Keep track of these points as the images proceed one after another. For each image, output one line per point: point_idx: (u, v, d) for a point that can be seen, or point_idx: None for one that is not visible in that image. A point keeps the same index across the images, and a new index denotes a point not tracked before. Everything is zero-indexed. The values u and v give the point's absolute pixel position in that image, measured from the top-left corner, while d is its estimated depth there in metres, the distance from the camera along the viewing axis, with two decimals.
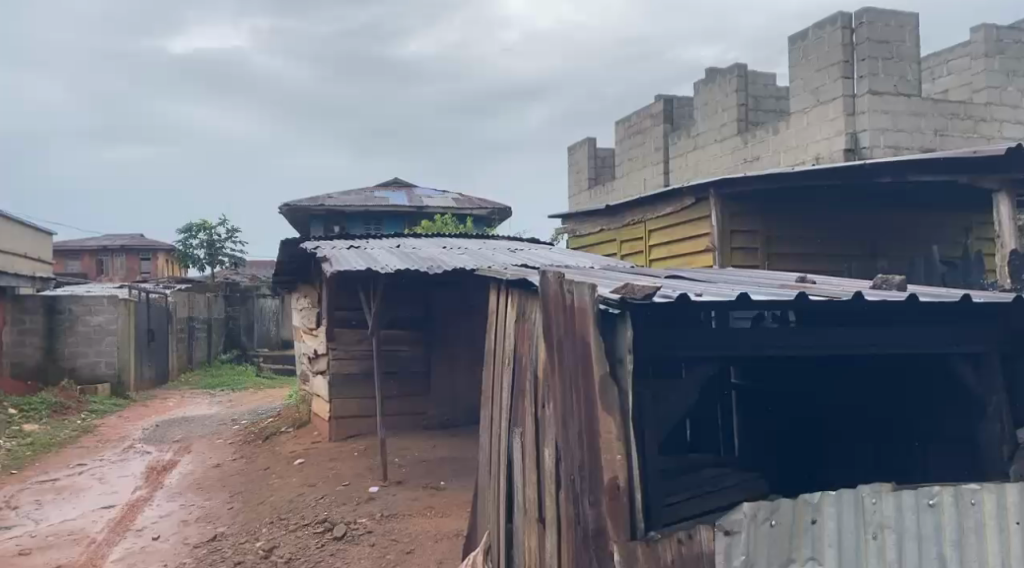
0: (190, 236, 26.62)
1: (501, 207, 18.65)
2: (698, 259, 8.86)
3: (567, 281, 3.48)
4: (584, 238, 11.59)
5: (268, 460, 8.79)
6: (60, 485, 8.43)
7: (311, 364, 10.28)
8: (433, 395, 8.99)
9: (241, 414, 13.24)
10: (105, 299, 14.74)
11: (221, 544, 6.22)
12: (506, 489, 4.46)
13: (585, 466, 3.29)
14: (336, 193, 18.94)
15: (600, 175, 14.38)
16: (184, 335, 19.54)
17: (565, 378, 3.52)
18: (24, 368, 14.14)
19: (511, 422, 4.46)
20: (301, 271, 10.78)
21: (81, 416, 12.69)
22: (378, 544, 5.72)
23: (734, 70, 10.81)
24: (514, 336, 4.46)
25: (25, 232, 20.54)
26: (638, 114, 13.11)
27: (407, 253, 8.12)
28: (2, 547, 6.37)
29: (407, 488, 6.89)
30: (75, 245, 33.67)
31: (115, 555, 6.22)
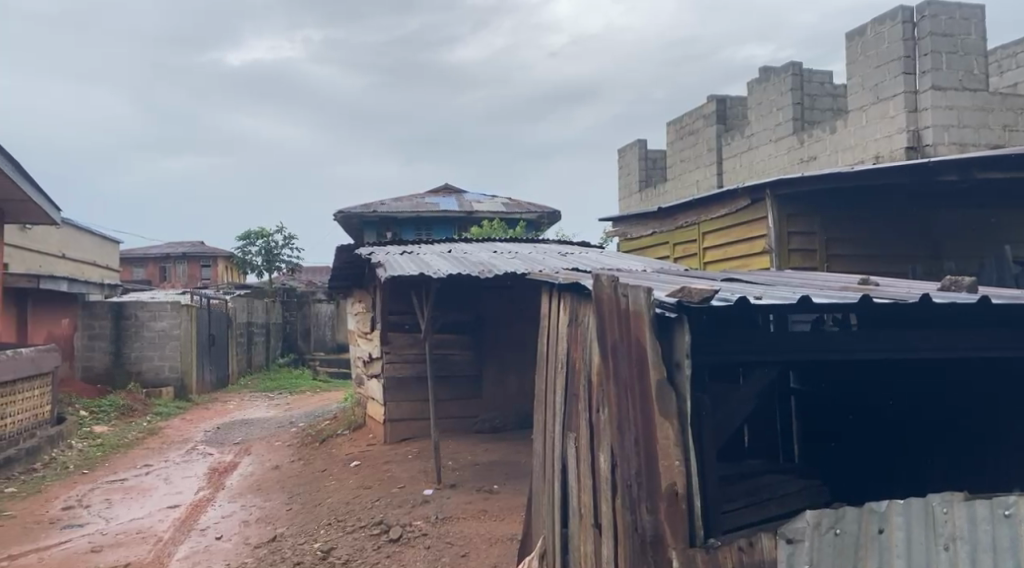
0: (248, 243, 27.30)
1: (550, 212, 18.67)
2: (755, 262, 8.71)
3: (621, 284, 3.45)
4: (635, 241, 11.50)
5: (325, 462, 8.95)
6: (128, 485, 8.72)
7: (365, 368, 10.40)
8: (484, 398, 9.03)
9: (297, 417, 13.50)
10: (168, 305, 15.21)
11: (281, 545, 6.34)
12: (561, 494, 4.45)
13: (642, 472, 3.26)
14: (389, 200, 19.19)
15: (651, 178, 14.27)
16: (243, 340, 20.04)
17: (621, 384, 3.49)
18: (93, 372, 14.68)
19: (565, 425, 4.44)
20: (354, 277, 10.97)
21: (147, 419, 13.13)
22: (434, 547, 5.76)
23: (789, 69, 10.62)
24: (567, 340, 4.44)
25: (93, 241, 21.36)
26: (690, 115, 12.97)
27: (460, 258, 8.18)
28: (75, 544, 6.61)
29: (461, 491, 6.93)
30: (139, 253, 34.87)
31: (181, 553, 6.39)
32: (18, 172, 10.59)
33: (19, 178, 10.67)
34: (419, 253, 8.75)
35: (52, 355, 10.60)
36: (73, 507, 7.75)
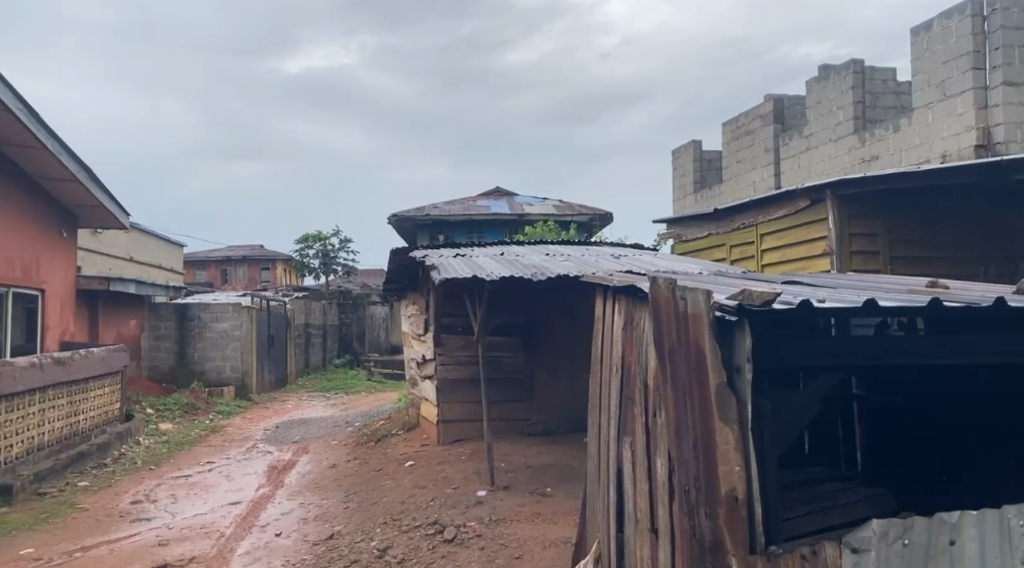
0: (305, 246, 27.86)
1: (603, 214, 18.58)
2: (815, 265, 8.52)
3: (679, 287, 3.43)
4: (690, 244, 11.33)
5: (381, 461, 9.07)
6: (192, 481, 8.98)
7: (419, 369, 10.50)
8: (536, 402, 9.03)
9: (353, 417, 13.69)
10: (229, 307, 15.62)
11: (338, 542, 6.44)
12: (617, 499, 4.41)
13: (700, 477, 3.22)
14: (441, 203, 19.36)
15: (706, 179, 14.08)
16: (301, 341, 20.46)
17: (678, 388, 3.46)
18: (159, 371, 15.18)
19: (620, 430, 4.40)
20: (408, 280, 11.10)
21: (210, 417, 13.50)
22: (488, 548, 5.78)
23: (850, 67, 10.37)
24: (622, 343, 4.41)
25: (159, 244, 22.10)
26: (746, 115, 12.76)
27: (512, 261, 8.17)
28: (143, 537, 6.83)
29: (515, 493, 6.94)
30: (203, 256, 35.94)
31: (243, 549, 6.54)
32: (91, 179, 11.01)
33: (92, 185, 11.12)
34: (471, 255, 8.78)
35: (121, 354, 11.00)
36: (141, 502, 8.00)
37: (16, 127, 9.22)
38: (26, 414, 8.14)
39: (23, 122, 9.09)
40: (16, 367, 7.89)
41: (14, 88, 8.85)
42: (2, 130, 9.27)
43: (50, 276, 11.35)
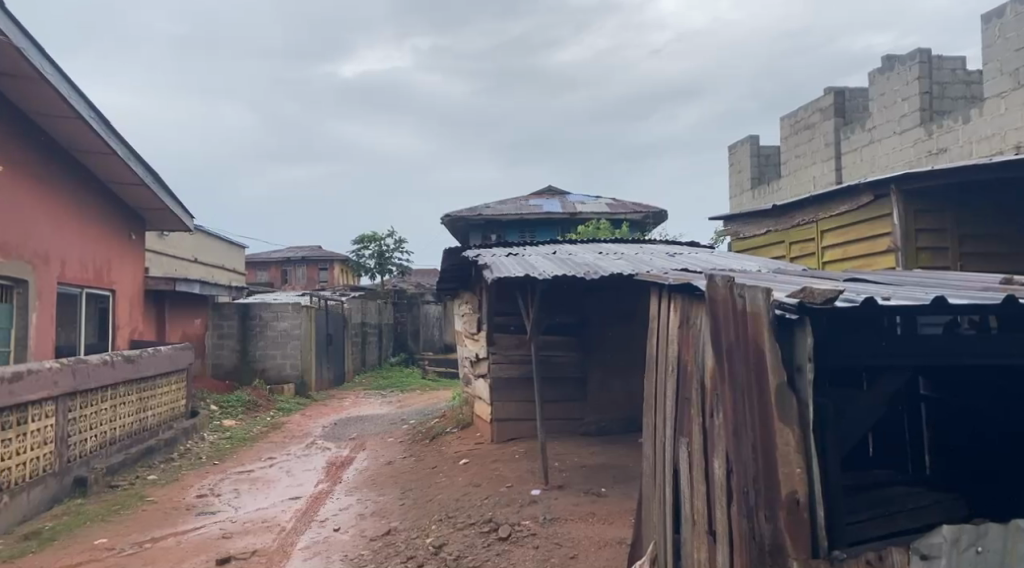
0: (362, 247, 28.30)
1: (657, 211, 18.38)
2: (879, 262, 8.26)
3: (737, 284, 3.38)
4: (747, 241, 11.12)
5: (435, 459, 9.16)
6: (254, 476, 9.21)
7: (472, 368, 10.56)
8: (590, 401, 8.98)
9: (408, 415, 13.82)
10: (289, 306, 15.96)
11: (395, 539, 6.53)
12: (673, 499, 4.36)
13: (759, 478, 3.17)
14: (494, 203, 19.43)
15: (764, 174, 13.81)
16: (357, 340, 20.80)
17: (736, 387, 3.40)
18: (223, 369, 15.62)
19: (677, 430, 4.35)
20: (461, 279, 11.18)
21: (271, 414, 13.83)
22: (542, 547, 5.77)
23: (916, 56, 10.04)
24: (678, 342, 4.36)
25: (222, 245, 22.75)
26: (806, 109, 12.48)
27: (565, 259, 8.15)
28: (208, 530, 7.04)
29: (569, 493, 6.92)
30: (264, 257, 36.87)
31: (303, 543, 6.68)
32: (157, 183, 11.36)
33: (158, 189, 11.51)
34: (524, 254, 8.80)
35: (187, 352, 11.35)
36: (206, 496, 8.25)
37: (89, 137, 9.62)
38: (99, 409, 8.47)
39: (94, 129, 9.44)
40: (89, 364, 8.21)
41: (87, 99, 9.23)
42: (75, 138, 9.66)
43: (120, 277, 11.79)
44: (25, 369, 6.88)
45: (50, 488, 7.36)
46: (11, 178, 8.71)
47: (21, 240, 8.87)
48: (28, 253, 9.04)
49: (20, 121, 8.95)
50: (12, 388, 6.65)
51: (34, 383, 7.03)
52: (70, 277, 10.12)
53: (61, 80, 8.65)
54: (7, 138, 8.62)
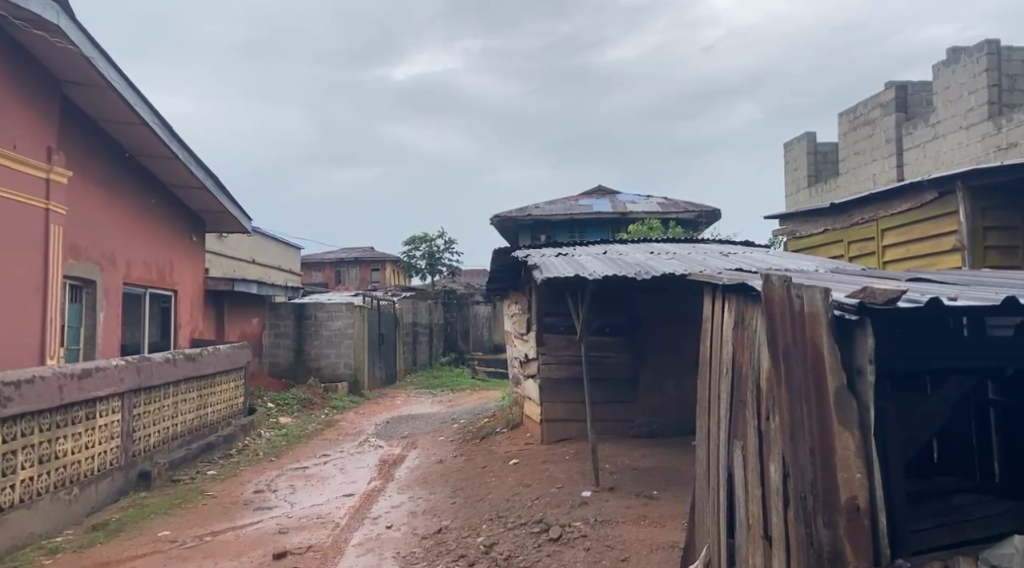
0: (412, 248, 28.61)
1: (709, 211, 18.14)
2: (943, 261, 8.01)
3: (794, 284, 3.33)
4: (802, 241, 10.88)
5: (486, 459, 9.20)
6: (309, 473, 9.39)
7: (521, 368, 10.56)
8: (642, 402, 8.91)
9: (458, 415, 13.92)
10: (343, 306, 16.19)
11: (446, 537, 6.57)
12: (727, 502, 4.30)
13: (817, 484, 3.11)
14: (544, 203, 19.45)
15: (821, 172, 13.51)
16: (408, 340, 21.02)
17: (793, 389, 3.34)
18: (280, 367, 16.01)
19: (731, 433, 4.28)
20: (511, 279, 11.20)
21: (325, 412, 14.07)
22: (593, 549, 5.75)
23: (984, 48, 9.72)
24: (733, 344, 4.29)
25: (278, 247, 23.24)
26: (865, 105, 12.19)
27: (615, 259, 8.11)
28: (265, 525, 7.20)
29: (620, 495, 6.87)
30: (317, 258, 37.54)
31: (356, 539, 6.77)
32: (216, 186, 11.66)
33: (218, 192, 11.78)
34: (573, 255, 8.78)
35: (245, 351, 11.62)
36: (263, 491, 8.45)
37: (154, 142, 9.89)
38: (162, 406, 8.74)
39: (157, 134, 9.69)
40: (153, 362, 8.48)
41: (151, 105, 9.48)
42: (140, 143, 9.94)
43: (181, 278, 12.14)
44: (93, 366, 7.14)
45: (116, 481, 7.62)
46: (80, 182, 9.05)
47: (90, 241, 9.22)
48: (96, 254, 9.38)
49: (89, 127, 9.27)
50: (82, 384, 6.90)
51: (102, 379, 7.29)
52: (135, 278, 10.47)
53: (128, 88, 8.94)
54: (75, 144, 8.96)
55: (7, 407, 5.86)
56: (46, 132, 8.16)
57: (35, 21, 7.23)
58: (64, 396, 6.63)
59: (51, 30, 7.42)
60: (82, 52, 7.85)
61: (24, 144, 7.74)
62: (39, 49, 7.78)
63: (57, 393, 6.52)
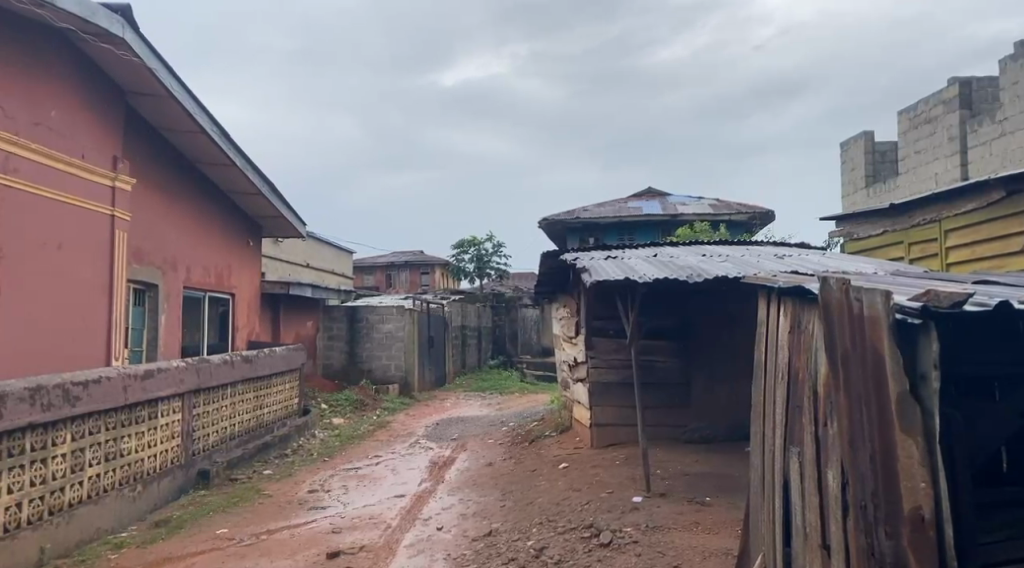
0: (461, 252, 28.82)
1: (763, 212, 17.84)
2: (1012, 263, 7.71)
3: (854, 287, 3.25)
4: (861, 242, 10.60)
5: (535, 462, 9.19)
6: (361, 474, 9.52)
7: (571, 371, 10.53)
8: (694, 407, 8.79)
9: (508, 417, 13.93)
10: (394, 309, 16.37)
11: (496, 540, 6.59)
12: (783, 510, 4.20)
13: (879, 493, 3.02)
14: (593, 206, 19.39)
15: (879, 172, 13.17)
16: (458, 343, 21.15)
17: (853, 395, 3.25)
18: (333, 368, 16.35)
19: (787, 439, 4.19)
20: (560, 283, 11.18)
21: (377, 413, 14.25)
22: (645, 555, 5.69)
23: None
24: (789, 349, 4.21)
25: (331, 251, 23.66)
26: (927, 102, 11.84)
27: (666, 262, 8.03)
28: (319, 524, 7.32)
29: (672, 501, 6.80)
30: (369, 262, 38.09)
31: (408, 540, 6.84)
32: (273, 193, 11.91)
33: (274, 198, 12.03)
34: (623, 258, 8.71)
35: (299, 352, 11.85)
36: (317, 491, 8.60)
37: (213, 149, 10.14)
38: (220, 406, 8.96)
39: (216, 143, 9.94)
40: (211, 363, 8.71)
41: (210, 114, 9.72)
42: (200, 151, 10.20)
43: (239, 282, 12.45)
44: (155, 367, 7.36)
45: (177, 479, 7.83)
46: (142, 189, 9.34)
47: (152, 247, 9.51)
48: (158, 258, 9.68)
49: (151, 135, 9.57)
50: (145, 385, 7.13)
51: (164, 380, 7.51)
52: (195, 281, 10.77)
53: (188, 97, 9.19)
54: (138, 152, 9.25)
55: (75, 406, 6.08)
56: (110, 141, 8.45)
57: (101, 34, 7.47)
58: (129, 396, 6.85)
59: (116, 43, 7.66)
60: (145, 64, 8.09)
61: (90, 154, 8.03)
62: (105, 60, 8.04)
63: (122, 393, 6.74)
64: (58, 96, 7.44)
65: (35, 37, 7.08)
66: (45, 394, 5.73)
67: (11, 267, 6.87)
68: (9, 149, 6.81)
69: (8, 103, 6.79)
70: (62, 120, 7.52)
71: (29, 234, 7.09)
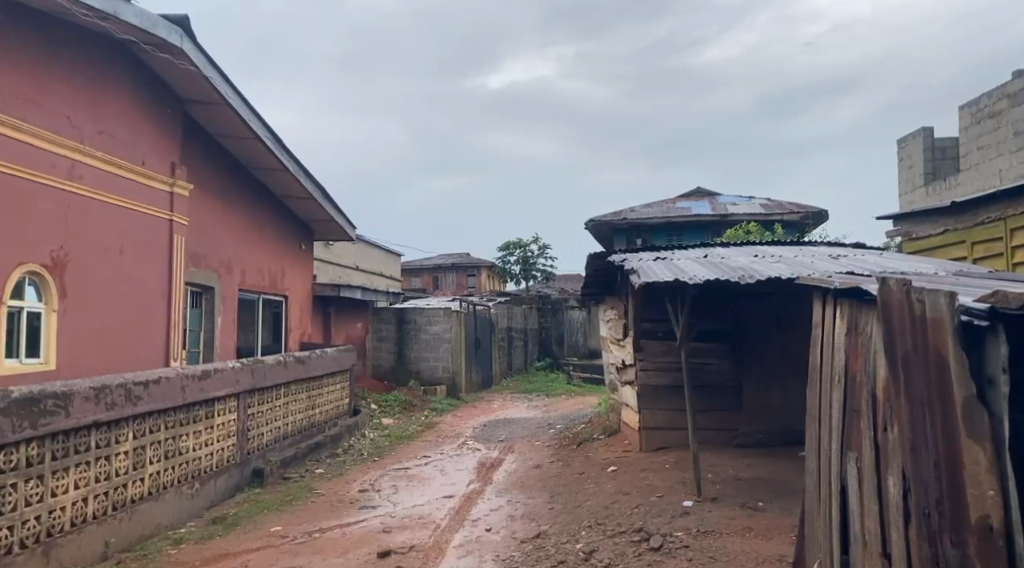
0: (507, 254, 28.89)
1: (816, 211, 17.47)
2: None
3: (915, 288, 3.16)
4: (920, 241, 10.30)
5: (584, 465, 9.15)
6: (411, 474, 9.61)
7: (619, 375, 10.46)
8: (746, 411, 8.64)
9: (555, 419, 13.90)
10: (441, 311, 16.44)
11: (545, 542, 6.57)
12: (840, 517, 4.10)
13: (945, 501, 2.92)
14: (640, 207, 19.24)
15: (939, 169, 12.79)
16: (504, 345, 21.19)
17: (914, 400, 3.16)
18: (381, 369, 16.54)
19: (844, 444, 4.09)
20: (608, 285, 11.12)
21: (424, 413, 14.37)
22: (696, 560, 5.61)
23: None
24: (845, 352, 4.11)
25: (379, 254, 23.95)
26: (989, 97, 11.45)
27: (716, 263, 7.92)
28: (370, 524, 7.40)
29: (724, 506, 6.69)
30: (416, 264, 38.48)
31: (457, 541, 6.87)
32: (324, 197, 12.11)
33: (326, 201, 12.21)
34: (672, 260, 8.62)
35: (350, 354, 12.02)
36: (367, 490, 8.71)
37: (266, 155, 10.34)
38: (274, 406, 9.14)
39: (269, 148, 10.12)
40: (265, 364, 8.89)
41: (263, 119, 9.90)
42: (253, 156, 10.41)
43: (292, 284, 12.69)
44: (212, 368, 7.54)
45: (233, 477, 8.01)
46: (200, 193, 9.58)
47: (209, 250, 9.74)
48: (214, 262, 9.92)
49: (206, 142, 9.80)
50: (202, 385, 7.31)
51: (220, 380, 7.69)
52: (250, 284, 11.01)
53: (244, 105, 9.38)
54: (194, 158, 9.48)
55: (137, 405, 6.26)
56: (168, 148, 8.68)
57: (161, 45, 7.67)
58: (187, 396, 7.03)
59: (175, 53, 7.86)
60: (202, 73, 8.28)
61: (150, 160, 8.26)
62: (165, 70, 8.26)
63: (180, 393, 6.91)
64: (119, 105, 7.67)
65: (98, 48, 7.31)
66: (108, 394, 5.91)
67: (76, 270, 7.11)
68: (74, 157, 7.05)
69: (73, 113, 7.03)
70: (123, 128, 7.75)
71: (93, 238, 7.34)
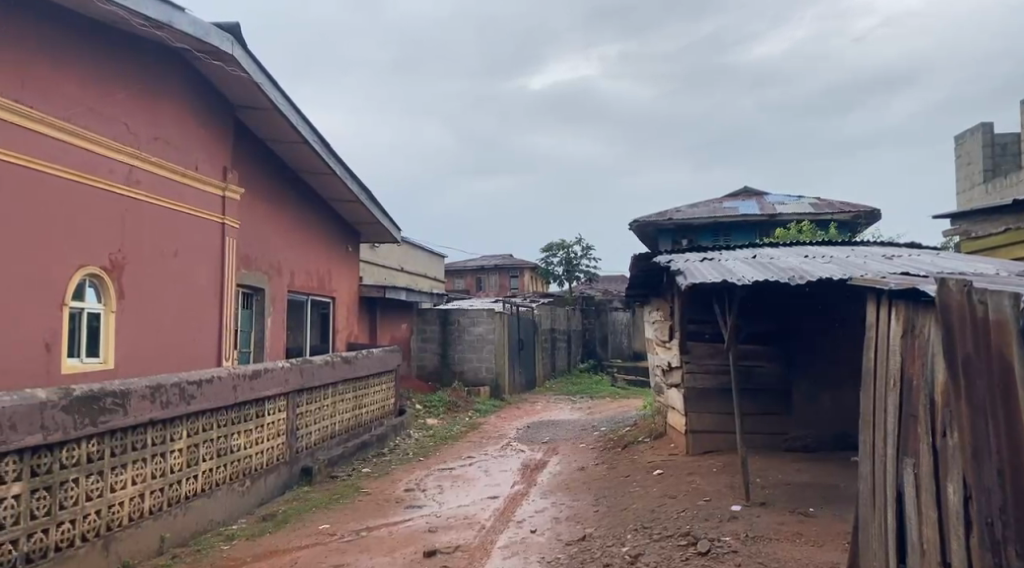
0: (550, 255, 28.85)
1: (868, 211, 17.06)
2: None
3: (977, 290, 3.06)
4: (979, 241, 9.99)
5: (629, 468, 9.08)
6: (455, 474, 9.66)
7: (664, 377, 10.35)
8: (796, 415, 8.47)
9: (599, 422, 13.84)
10: (484, 312, 16.49)
11: (590, 545, 6.54)
12: (896, 525, 3.99)
13: (1010, 510, 2.82)
14: (686, 207, 19.05)
15: (999, 166, 12.39)
16: (547, 346, 21.16)
17: (976, 405, 3.05)
18: (426, 369, 16.65)
19: (900, 449, 3.98)
20: (653, 286, 11.00)
21: (468, 414, 14.43)
22: (745, 565, 5.51)
23: None
24: (902, 355, 3.99)
25: (423, 255, 24.11)
26: None
27: (765, 264, 7.79)
28: (415, 523, 7.44)
29: (774, 510, 6.57)
30: (459, 266, 38.68)
31: (502, 542, 6.88)
32: (370, 200, 12.24)
33: (371, 204, 12.33)
34: (719, 260, 8.50)
35: (395, 354, 12.13)
36: (413, 490, 8.77)
37: (314, 158, 10.48)
38: (322, 405, 9.27)
39: (317, 151, 10.26)
40: (313, 363, 9.02)
41: (311, 124, 10.05)
42: (302, 160, 10.57)
43: (339, 286, 12.86)
44: (262, 368, 7.67)
45: (282, 475, 8.14)
46: (250, 196, 9.78)
47: (259, 252, 9.93)
48: (265, 264, 10.11)
49: (256, 146, 9.98)
50: (253, 384, 7.45)
51: (270, 380, 7.82)
52: (298, 285, 11.19)
53: (292, 111, 9.53)
54: (245, 161, 9.67)
55: (191, 404, 6.40)
56: (220, 152, 8.87)
57: (213, 52, 7.84)
58: (238, 395, 7.17)
59: (227, 59, 8.01)
60: (253, 79, 8.44)
61: (203, 164, 8.46)
62: (217, 77, 8.44)
63: (232, 392, 7.05)
64: (174, 112, 7.87)
65: (153, 56, 7.51)
66: (164, 393, 6.05)
67: (134, 272, 7.31)
68: (131, 162, 7.26)
69: (130, 119, 7.23)
70: (177, 134, 7.95)
71: (149, 241, 7.54)
